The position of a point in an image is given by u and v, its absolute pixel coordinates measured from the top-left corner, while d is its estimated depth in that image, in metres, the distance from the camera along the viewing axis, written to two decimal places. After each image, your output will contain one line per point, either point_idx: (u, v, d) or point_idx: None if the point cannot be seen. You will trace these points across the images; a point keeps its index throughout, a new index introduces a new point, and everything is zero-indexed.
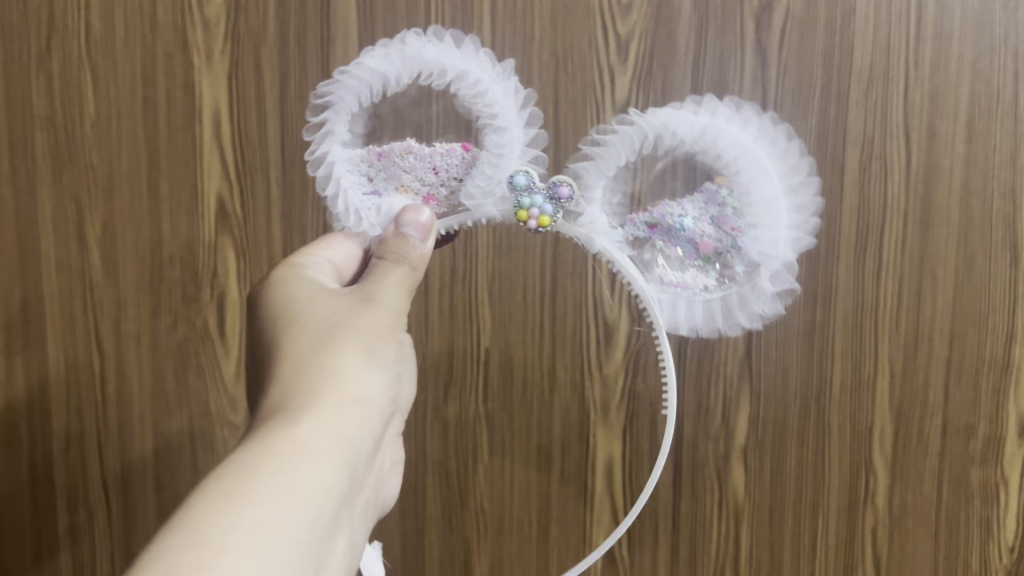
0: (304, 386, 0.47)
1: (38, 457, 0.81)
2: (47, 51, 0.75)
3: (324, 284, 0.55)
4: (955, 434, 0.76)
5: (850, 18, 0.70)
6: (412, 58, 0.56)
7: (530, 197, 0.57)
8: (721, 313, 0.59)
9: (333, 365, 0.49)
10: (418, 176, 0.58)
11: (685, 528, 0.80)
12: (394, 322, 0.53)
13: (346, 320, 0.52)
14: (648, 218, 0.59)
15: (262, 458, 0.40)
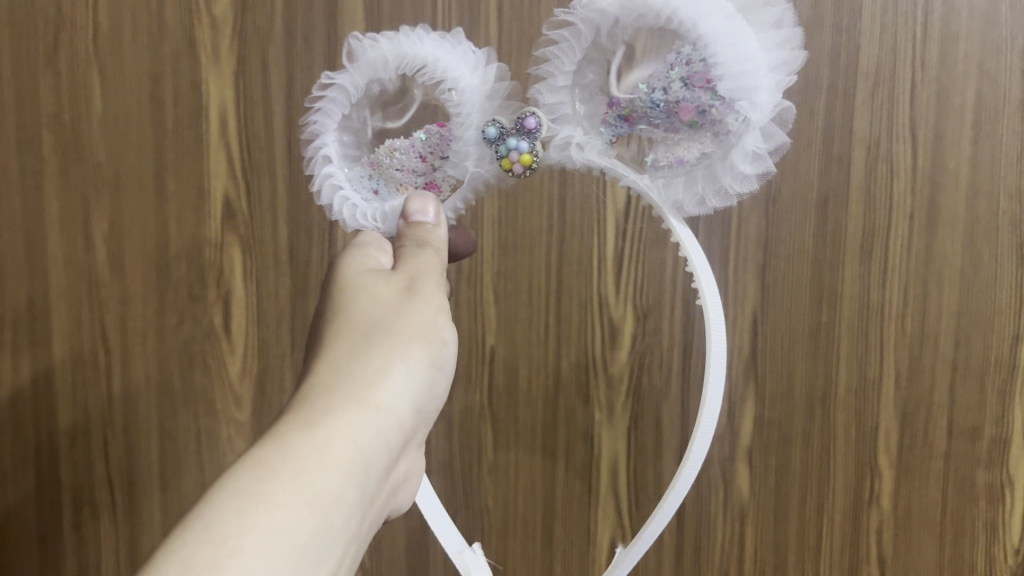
0: (333, 382, 0.46)
1: (45, 454, 0.81)
2: (54, 49, 0.75)
3: (375, 273, 0.53)
4: (961, 436, 0.76)
5: (857, 18, 0.70)
6: (363, 62, 0.57)
7: (504, 143, 0.55)
8: (706, 179, 0.54)
9: (366, 361, 0.47)
10: (410, 169, 0.58)
11: (689, 526, 0.80)
12: (433, 322, 0.51)
13: (384, 317, 0.50)
14: (618, 112, 0.55)
15: (280, 459, 0.39)
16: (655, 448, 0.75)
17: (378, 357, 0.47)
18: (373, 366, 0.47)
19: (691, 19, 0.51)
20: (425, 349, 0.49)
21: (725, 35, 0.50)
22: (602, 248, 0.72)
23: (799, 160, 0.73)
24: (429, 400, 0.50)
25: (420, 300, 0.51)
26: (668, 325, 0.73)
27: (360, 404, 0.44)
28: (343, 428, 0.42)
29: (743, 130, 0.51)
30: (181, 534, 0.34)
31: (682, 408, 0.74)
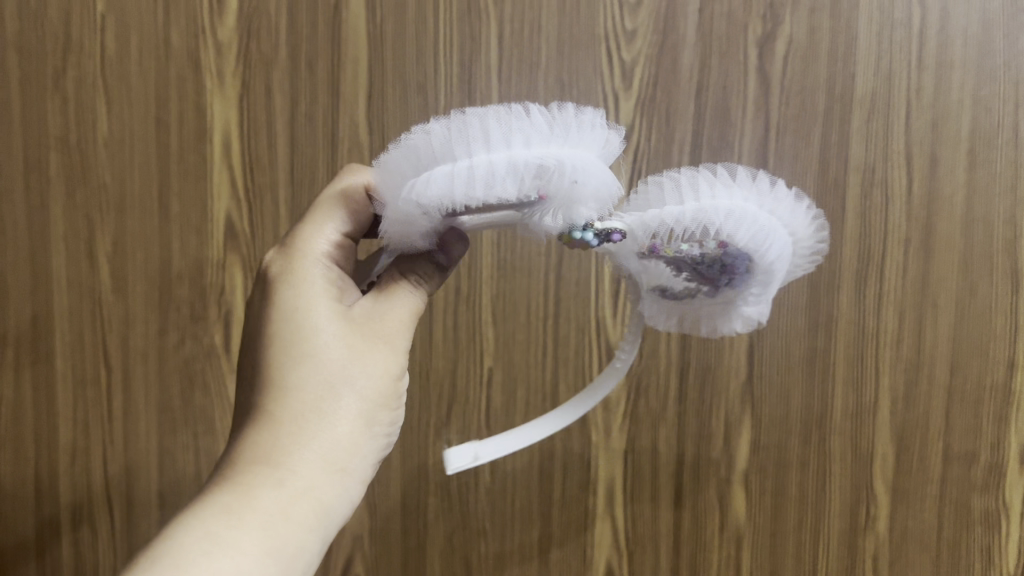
0: (289, 440, 0.42)
1: (44, 471, 0.81)
2: (61, 72, 0.76)
3: (337, 295, 0.46)
4: (957, 461, 0.76)
5: (851, 48, 0.71)
6: (530, 155, 0.37)
7: (576, 233, 0.43)
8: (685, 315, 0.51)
9: (323, 421, 0.42)
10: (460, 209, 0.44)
11: (686, 551, 0.79)
12: (400, 372, 0.45)
13: (354, 367, 0.43)
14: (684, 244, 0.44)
15: (238, 526, 0.38)
16: (651, 473, 0.77)
17: (339, 418, 0.43)
18: (334, 426, 0.43)
19: (769, 259, 0.42)
20: (389, 403, 0.45)
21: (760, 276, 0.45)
22: (599, 268, 0.75)
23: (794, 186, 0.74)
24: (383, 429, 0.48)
25: (391, 355, 0.45)
26: (664, 350, 0.76)
27: (320, 462, 0.42)
28: (306, 485, 0.41)
29: (727, 315, 0.49)
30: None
31: (679, 431, 0.76)
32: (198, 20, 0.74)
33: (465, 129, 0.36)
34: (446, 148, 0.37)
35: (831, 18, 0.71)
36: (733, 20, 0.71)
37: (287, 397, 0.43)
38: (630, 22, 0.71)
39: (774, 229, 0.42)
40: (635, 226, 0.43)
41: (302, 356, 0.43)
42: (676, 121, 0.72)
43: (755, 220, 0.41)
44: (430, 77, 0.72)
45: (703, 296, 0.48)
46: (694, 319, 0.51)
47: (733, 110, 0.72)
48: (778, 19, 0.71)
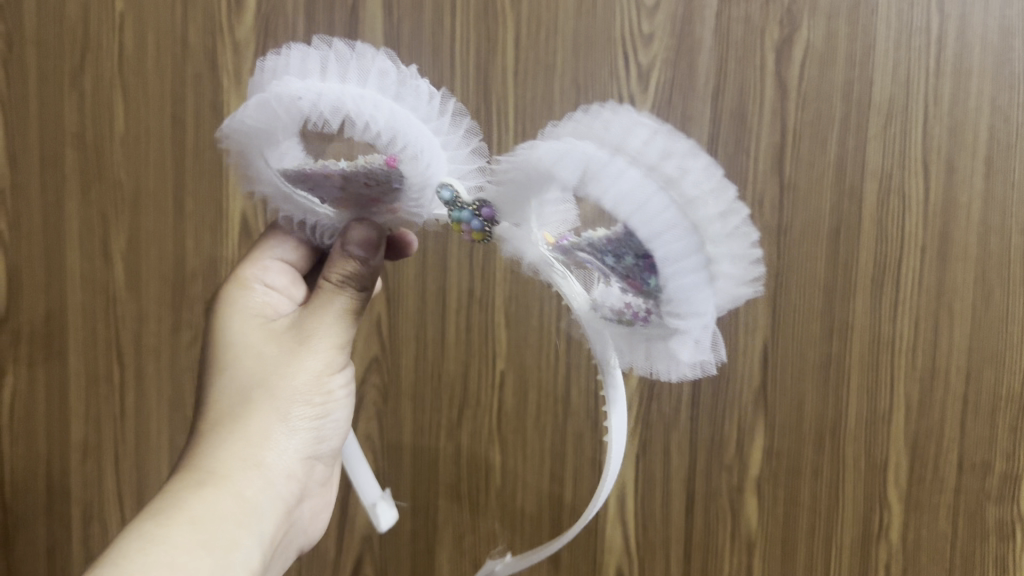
0: (215, 448, 0.44)
1: (56, 466, 0.81)
2: (80, 69, 0.76)
3: (261, 316, 0.49)
4: (971, 470, 0.76)
5: (869, 54, 0.71)
6: (278, 92, 0.37)
7: (457, 214, 0.40)
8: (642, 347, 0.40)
9: (244, 422, 0.45)
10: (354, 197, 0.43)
11: (697, 557, 0.78)
12: (324, 370, 0.47)
13: (272, 371, 0.46)
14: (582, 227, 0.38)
15: (169, 519, 0.40)
16: (662, 478, 0.77)
17: (257, 421, 0.45)
18: (254, 427, 0.45)
19: (612, 200, 0.33)
20: (312, 401, 0.47)
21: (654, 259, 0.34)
22: None
23: (811, 193, 0.73)
24: (326, 435, 0.50)
25: (311, 354, 0.47)
26: None
27: (242, 463, 0.44)
28: (231, 485, 0.43)
29: (669, 341, 0.37)
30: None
31: (691, 435, 0.76)
32: (215, 18, 0.73)
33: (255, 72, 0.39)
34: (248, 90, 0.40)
35: (849, 24, 0.71)
36: (751, 25, 0.71)
37: (214, 410, 0.46)
38: (647, 25, 0.71)
39: (630, 174, 0.32)
40: (498, 196, 0.39)
41: (223, 373, 0.47)
42: (692, 125, 0.73)
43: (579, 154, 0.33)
44: (448, 80, 0.73)
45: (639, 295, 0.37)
46: (651, 362, 0.40)
47: (750, 115, 0.72)
48: (796, 23, 0.71)
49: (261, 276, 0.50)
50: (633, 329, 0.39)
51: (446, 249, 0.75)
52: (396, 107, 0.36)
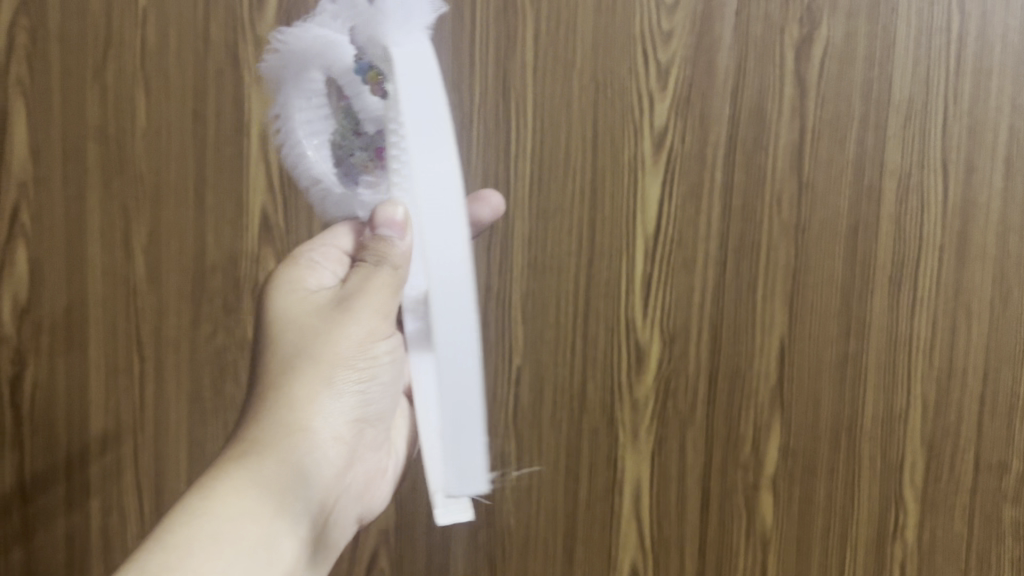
0: (269, 414, 0.48)
1: (76, 456, 0.81)
2: (102, 62, 0.76)
3: (313, 285, 0.52)
4: (988, 471, 0.76)
5: (889, 52, 0.71)
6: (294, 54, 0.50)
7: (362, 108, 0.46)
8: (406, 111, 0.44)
9: (293, 392, 0.48)
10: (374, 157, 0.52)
11: (711, 553, 0.78)
12: (366, 338, 0.49)
13: (316, 341, 0.49)
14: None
15: (215, 489, 0.44)
16: (678, 473, 0.77)
17: (303, 389, 0.49)
18: (301, 395, 0.49)
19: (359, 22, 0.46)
20: (359, 369, 0.50)
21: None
22: (630, 271, 0.74)
23: (829, 191, 0.73)
24: (381, 402, 0.53)
25: (353, 323, 0.48)
26: (693, 354, 0.75)
27: (291, 429, 0.48)
28: (286, 448, 0.48)
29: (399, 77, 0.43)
30: (147, 547, 0.42)
31: (707, 433, 0.76)
32: (238, 13, 0.73)
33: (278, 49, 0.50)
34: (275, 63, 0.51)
35: (869, 23, 0.71)
36: (770, 23, 0.71)
37: (267, 377, 0.50)
38: (667, 22, 0.71)
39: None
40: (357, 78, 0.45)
41: (276, 340, 0.50)
42: (711, 122, 0.72)
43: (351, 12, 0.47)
44: (467, 73, 0.72)
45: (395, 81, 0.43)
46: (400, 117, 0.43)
47: (768, 113, 0.72)
48: (816, 22, 0.71)
49: (322, 256, 0.53)
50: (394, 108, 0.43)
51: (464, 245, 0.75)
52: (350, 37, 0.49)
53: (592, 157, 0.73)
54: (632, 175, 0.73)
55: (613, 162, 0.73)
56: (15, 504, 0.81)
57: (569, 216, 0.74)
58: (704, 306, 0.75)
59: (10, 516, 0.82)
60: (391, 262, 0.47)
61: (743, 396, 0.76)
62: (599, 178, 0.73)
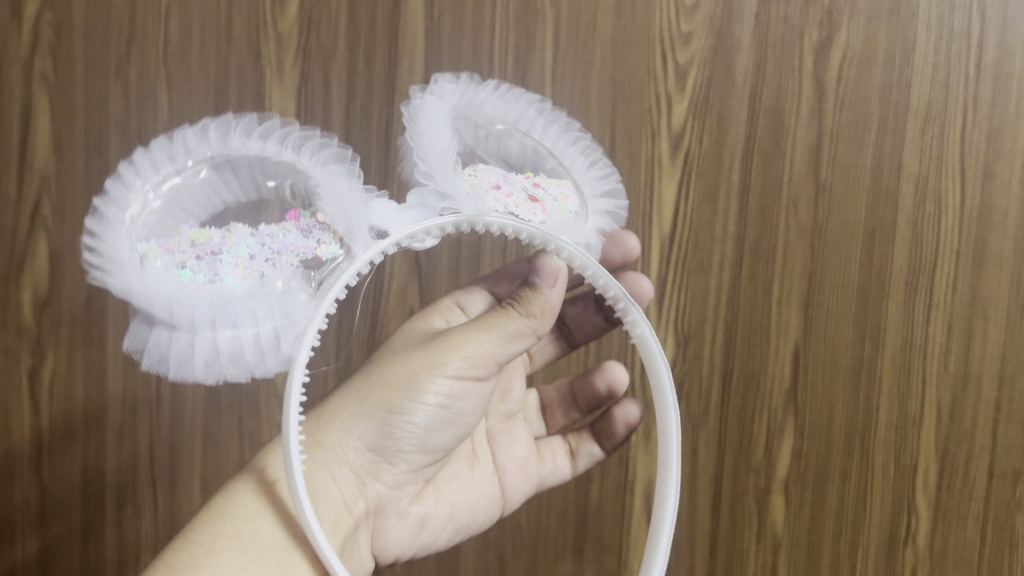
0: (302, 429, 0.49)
1: (91, 448, 0.80)
2: (126, 58, 0.76)
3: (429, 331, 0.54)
4: (1002, 479, 0.75)
5: (908, 57, 0.71)
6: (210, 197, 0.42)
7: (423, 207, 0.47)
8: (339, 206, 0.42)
9: (330, 407, 0.49)
10: (509, 184, 0.48)
11: (722, 557, 0.77)
12: (420, 372, 0.47)
13: (375, 367, 0.49)
14: (248, 255, 0.40)
15: (233, 493, 0.46)
16: (690, 475, 0.77)
17: (339, 408, 0.48)
18: (333, 411, 0.48)
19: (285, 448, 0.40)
20: (400, 403, 0.47)
21: (286, 313, 0.40)
22: (645, 272, 0.74)
23: (846, 195, 0.73)
24: (434, 444, 0.50)
25: (416, 355, 0.48)
26: (707, 356, 0.75)
27: (310, 442, 0.48)
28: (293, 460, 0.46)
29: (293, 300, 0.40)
30: (173, 547, 0.43)
31: (719, 435, 0.76)
32: (261, 10, 0.74)
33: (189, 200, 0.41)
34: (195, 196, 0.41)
35: (888, 27, 0.71)
36: (790, 25, 0.71)
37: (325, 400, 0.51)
38: (686, 24, 0.71)
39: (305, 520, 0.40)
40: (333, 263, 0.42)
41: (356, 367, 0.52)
42: (729, 124, 0.72)
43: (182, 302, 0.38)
44: (487, 72, 0.73)
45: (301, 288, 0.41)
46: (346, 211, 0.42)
47: (786, 115, 0.72)
48: (836, 27, 0.71)
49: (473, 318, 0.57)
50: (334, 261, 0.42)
51: (481, 242, 0.75)
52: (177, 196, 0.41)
53: (610, 158, 0.73)
54: (649, 176, 0.73)
55: (630, 162, 0.73)
56: (31, 496, 0.81)
57: None
58: (719, 308, 0.74)
59: (25, 507, 0.82)
60: (521, 307, 0.46)
61: (758, 400, 0.75)
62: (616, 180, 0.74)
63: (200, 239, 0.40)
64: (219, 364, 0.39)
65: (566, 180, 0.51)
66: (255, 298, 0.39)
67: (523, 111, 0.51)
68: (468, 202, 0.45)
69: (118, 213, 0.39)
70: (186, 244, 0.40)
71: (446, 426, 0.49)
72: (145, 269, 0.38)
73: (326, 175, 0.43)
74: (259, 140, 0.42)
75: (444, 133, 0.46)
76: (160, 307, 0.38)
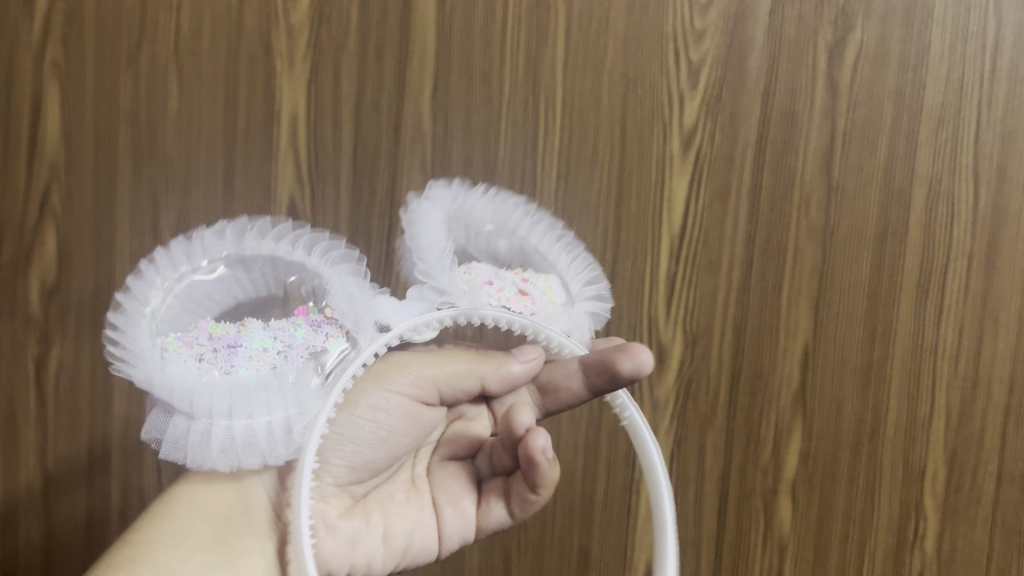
0: None
1: (96, 437, 0.80)
2: (137, 49, 0.76)
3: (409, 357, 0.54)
4: (1011, 483, 0.75)
5: (923, 57, 0.71)
6: (225, 293, 0.45)
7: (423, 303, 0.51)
8: (348, 301, 0.45)
9: None
10: (500, 283, 0.51)
11: (728, 557, 0.77)
12: (367, 388, 0.49)
13: None
14: (261, 348, 0.43)
15: (166, 504, 0.45)
16: (696, 476, 0.76)
17: None
18: None
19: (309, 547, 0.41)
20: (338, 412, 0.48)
21: (295, 397, 0.42)
22: (655, 269, 0.74)
23: (859, 196, 0.73)
24: (363, 461, 0.49)
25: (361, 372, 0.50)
26: (715, 355, 0.75)
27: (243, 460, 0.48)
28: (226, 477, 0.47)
29: (298, 383, 0.42)
30: (110, 554, 0.42)
31: (727, 435, 0.75)
32: (271, 2, 0.74)
33: (204, 296, 0.44)
34: (211, 293, 0.45)
35: (903, 27, 0.71)
36: (804, 24, 0.70)
37: None
38: (699, 21, 0.71)
39: None
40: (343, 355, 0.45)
41: None
42: (741, 122, 0.72)
43: (196, 385, 0.40)
44: (498, 67, 0.73)
45: (307, 371, 0.43)
46: (354, 305, 0.45)
47: (799, 114, 0.72)
48: (850, 25, 0.71)
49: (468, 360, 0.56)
50: (341, 352, 0.45)
51: None
52: (192, 291, 0.44)
53: (621, 154, 0.73)
54: (659, 173, 0.73)
55: (641, 160, 0.73)
56: (37, 485, 0.81)
57: (595, 213, 0.74)
58: (728, 306, 0.74)
59: (30, 497, 0.81)
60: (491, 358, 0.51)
61: (767, 400, 0.75)
62: (627, 176, 0.73)
63: (217, 334, 0.43)
64: (233, 449, 0.41)
65: (552, 274, 0.53)
66: (267, 384, 0.41)
67: (511, 209, 0.54)
68: (465, 300, 0.48)
69: (140, 307, 0.42)
70: (203, 337, 0.42)
71: (379, 445, 0.49)
72: (165, 359, 0.41)
73: (332, 271, 0.46)
74: (272, 241, 0.46)
75: (441, 238, 0.49)
76: (179, 397, 0.40)
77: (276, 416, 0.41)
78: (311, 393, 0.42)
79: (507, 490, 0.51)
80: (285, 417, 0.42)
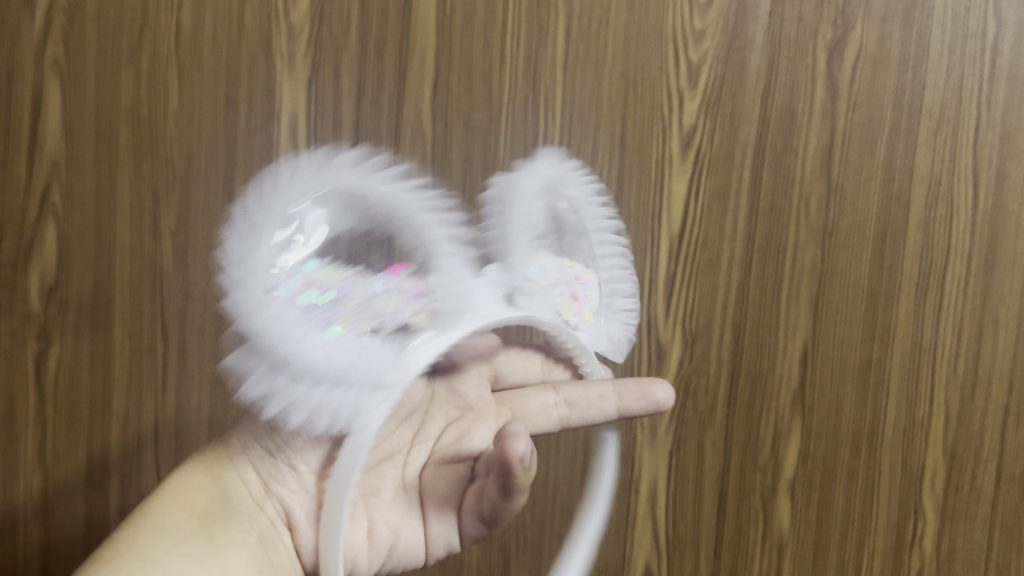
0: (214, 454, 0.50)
1: (97, 434, 0.80)
2: (138, 47, 0.76)
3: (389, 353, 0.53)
4: (1010, 483, 0.75)
5: (922, 57, 0.71)
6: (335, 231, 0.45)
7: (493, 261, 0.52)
8: (442, 273, 0.47)
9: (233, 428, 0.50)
10: (567, 279, 0.52)
11: (726, 555, 0.77)
12: None
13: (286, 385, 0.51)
14: (356, 301, 0.44)
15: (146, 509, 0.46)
16: (696, 475, 0.76)
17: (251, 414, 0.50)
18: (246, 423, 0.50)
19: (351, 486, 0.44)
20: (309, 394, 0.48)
21: (382, 361, 0.44)
22: (654, 268, 0.74)
23: (858, 195, 0.73)
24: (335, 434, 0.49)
25: None
26: (715, 354, 0.75)
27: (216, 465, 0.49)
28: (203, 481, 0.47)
29: (387, 347, 0.45)
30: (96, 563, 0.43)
31: (726, 434, 0.75)
32: (272, 1, 0.74)
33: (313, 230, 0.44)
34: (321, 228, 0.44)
35: (903, 27, 0.71)
36: (804, 24, 0.71)
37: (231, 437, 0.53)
38: (699, 21, 0.71)
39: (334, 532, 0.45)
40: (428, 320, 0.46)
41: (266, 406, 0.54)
42: (741, 122, 0.72)
43: (299, 329, 0.42)
44: (499, 65, 0.73)
45: (391, 337, 0.45)
46: (446, 277, 0.47)
47: (799, 114, 0.72)
48: (850, 26, 0.71)
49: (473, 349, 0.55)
50: (427, 315, 0.46)
51: None
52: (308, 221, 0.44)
53: (621, 153, 0.73)
54: (659, 172, 0.73)
55: (641, 159, 0.73)
56: (36, 483, 0.81)
57: None
58: (727, 305, 0.74)
59: (28, 496, 0.81)
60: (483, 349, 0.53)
61: (767, 400, 0.75)
62: (627, 175, 0.73)
63: (323, 279, 0.43)
64: (316, 396, 0.43)
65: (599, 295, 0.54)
66: (363, 341, 0.44)
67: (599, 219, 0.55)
68: (531, 294, 0.50)
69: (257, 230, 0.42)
70: (313, 276, 0.43)
71: None
72: (271, 291, 0.41)
73: (440, 236, 0.48)
74: (389, 199, 0.47)
75: (534, 220, 0.52)
76: (279, 337, 0.41)
77: (363, 375, 0.44)
78: (393, 355, 0.45)
79: (480, 498, 0.47)
80: (369, 377, 0.44)
